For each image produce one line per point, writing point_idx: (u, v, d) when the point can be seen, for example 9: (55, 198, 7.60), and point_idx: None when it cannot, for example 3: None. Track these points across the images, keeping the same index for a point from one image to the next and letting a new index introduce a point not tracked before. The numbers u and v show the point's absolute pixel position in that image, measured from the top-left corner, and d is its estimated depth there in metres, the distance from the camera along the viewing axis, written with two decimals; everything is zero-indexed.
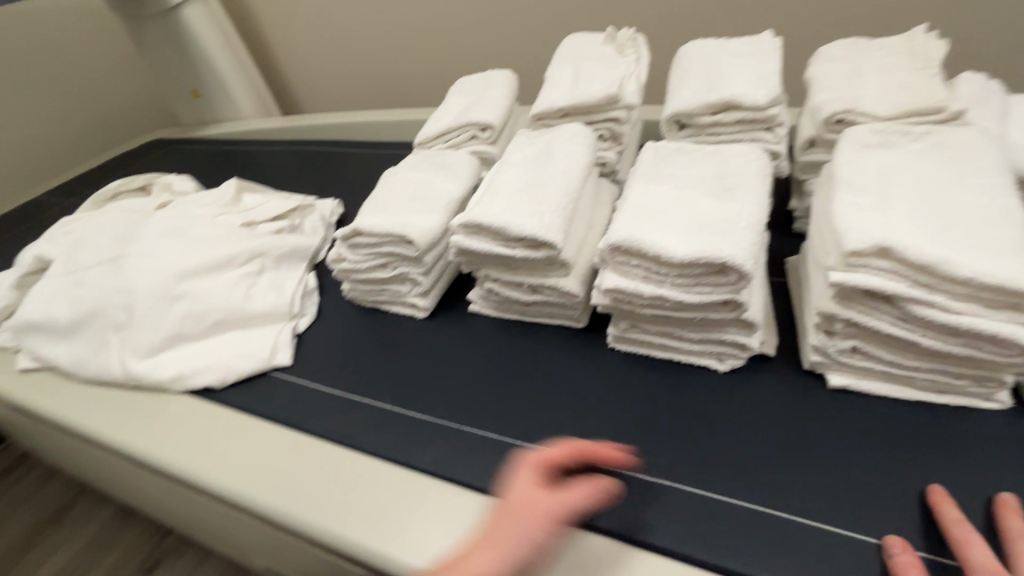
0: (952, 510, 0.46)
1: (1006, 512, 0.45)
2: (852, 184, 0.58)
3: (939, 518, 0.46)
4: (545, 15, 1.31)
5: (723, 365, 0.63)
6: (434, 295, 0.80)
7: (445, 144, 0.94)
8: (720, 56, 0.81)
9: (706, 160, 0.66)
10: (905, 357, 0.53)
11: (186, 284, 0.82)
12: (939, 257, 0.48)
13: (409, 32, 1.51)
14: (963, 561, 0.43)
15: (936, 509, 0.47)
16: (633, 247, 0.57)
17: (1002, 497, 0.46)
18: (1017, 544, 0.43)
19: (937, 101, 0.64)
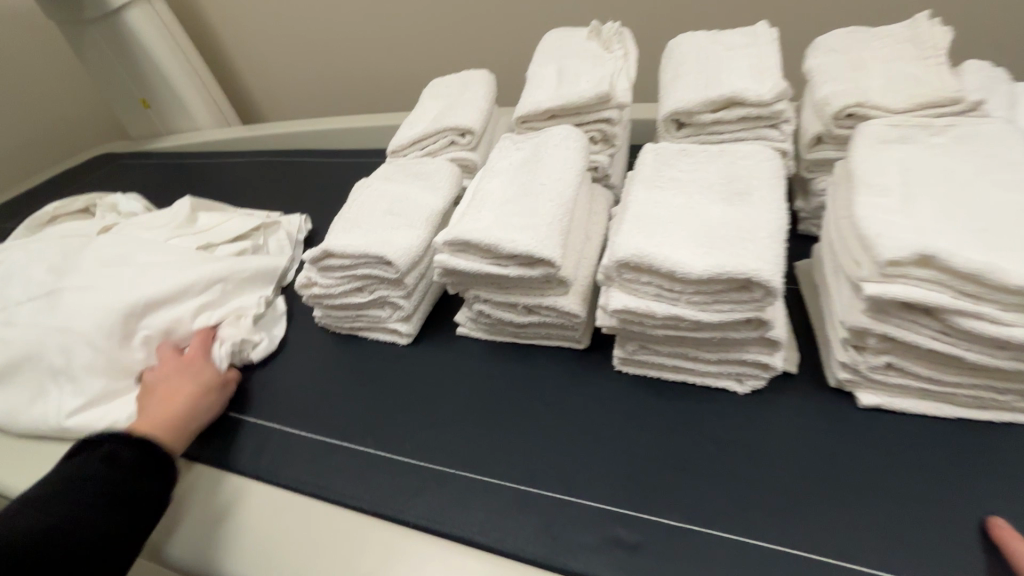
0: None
1: None
2: (876, 184, 0.53)
3: (1009, 555, 0.41)
4: (521, 10, 1.24)
5: (743, 386, 0.57)
6: (418, 318, 0.72)
7: (421, 152, 0.87)
8: (714, 49, 0.76)
9: (711, 161, 0.60)
10: (946, 373, 0.49)
11: (133, 320, 0.72)
12: (987, 264, 0.43)
13: (376, 33, 1.42)
14: None
15: (1005, 545, 0.41)
16: (643, 263, 0.51)
17: None
18: None
19: (952, 91, 0.60)
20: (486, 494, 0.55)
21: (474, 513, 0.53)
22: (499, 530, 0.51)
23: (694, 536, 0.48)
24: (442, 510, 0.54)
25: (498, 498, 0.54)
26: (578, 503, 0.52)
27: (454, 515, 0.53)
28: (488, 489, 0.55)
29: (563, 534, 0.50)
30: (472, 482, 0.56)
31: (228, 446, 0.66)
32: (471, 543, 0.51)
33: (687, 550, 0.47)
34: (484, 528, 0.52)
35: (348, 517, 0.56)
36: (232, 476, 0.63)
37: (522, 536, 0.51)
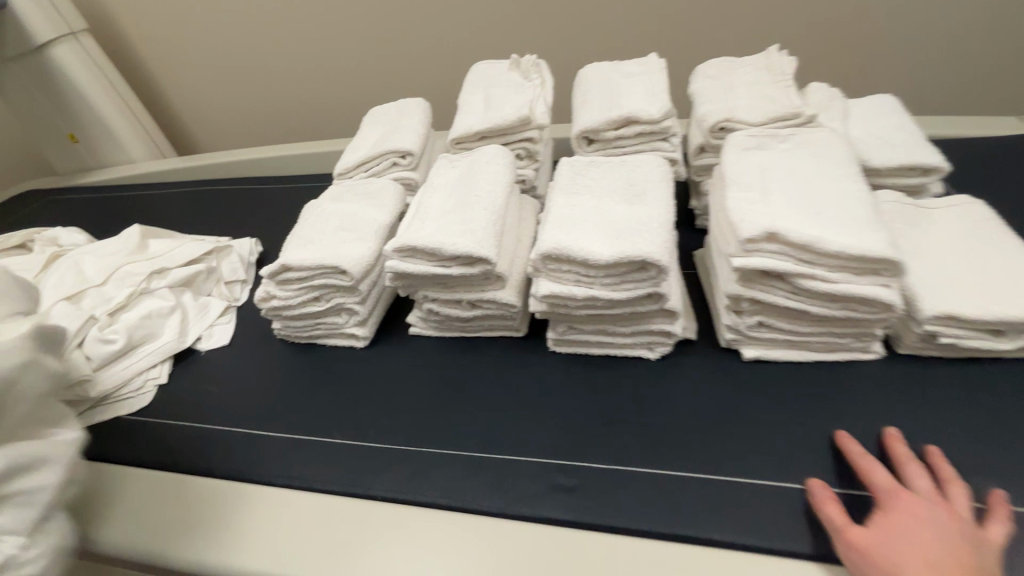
0: (856, 446, 0.54)
1: (892, 442, 0.53)
2: (740, 182, 0.67)
3: (847, 454, 0.54)
4: (451, 39, 1.35)
5: (654, 353, 0.69)
6: (373, 322, 0.79)
7: (366, 173, 0.95)
8: (616, 77, 0.89)
9: (616, 171, 0.72)
10: (800, 325, 0.62)
11: None
12: (814, 236, 0.57)
13: (312, 64, 1.49)
14: (871, 488, 0.50)
15: (844, 448, 0.54)
16: (562, 254, 0.61)
17: (887, 430, 0.55)
18: (907, 466, 0.51)
19: (795, 107, 0.76)
20: (445, 464, 0.62)
21: (435, 481, 0.61)
22: (457, 492, 0.60)
23: (619, 474, 0.58)
24: (407, 480, 0.62)
25: (455, 466, 0.62)
26: (523, 463, 0.61)
27: (418, 486, 0.61)
28: (446, 460, 0.63)
29: (513, 488, 0.59)
30: (431, 455, 0.64)
31: (199, 453, 0.71)
32: (434, 506, 0.59)
33: (614, 486, 0.57)
34: (444, 491, 0.60)
35: (320, 500, 0.62)
36: (205, 480, 0.67)
37: (477, 493, 0.59)
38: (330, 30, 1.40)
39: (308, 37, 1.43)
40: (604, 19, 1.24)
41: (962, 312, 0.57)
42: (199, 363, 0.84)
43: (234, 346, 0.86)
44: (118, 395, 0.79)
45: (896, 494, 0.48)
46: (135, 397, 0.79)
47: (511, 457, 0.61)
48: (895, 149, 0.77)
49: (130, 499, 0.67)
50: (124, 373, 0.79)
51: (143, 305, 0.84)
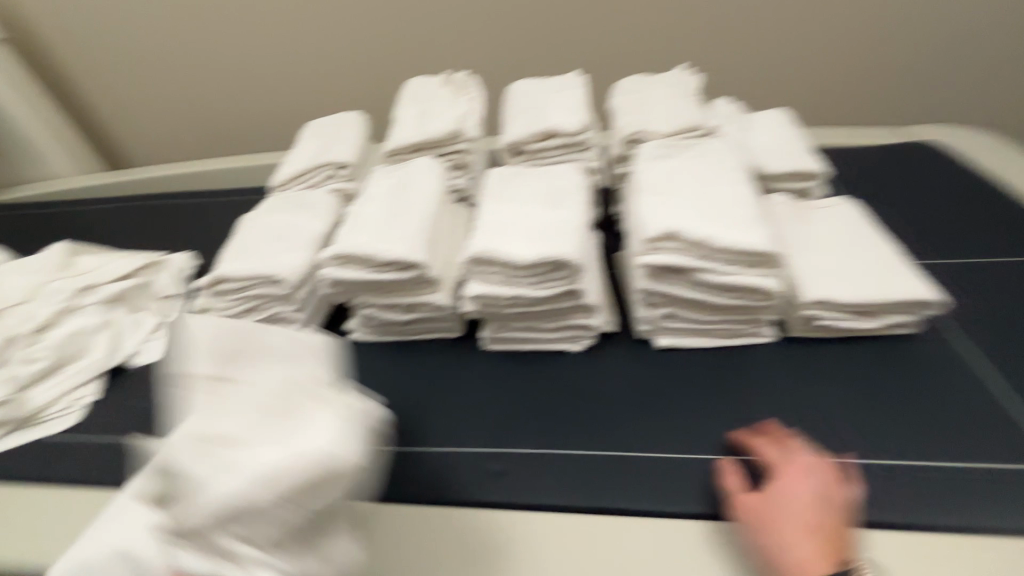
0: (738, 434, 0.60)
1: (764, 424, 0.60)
2: (648, 188, 0.74)
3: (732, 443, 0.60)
4: (390, 55, 1.40)
5: (578, 345, 0.74)
6: (312, 329, 0.81)
7: (303, 186, 0.97)
8: (541, 92, 0.96)
9: (538, 179, 0.78)
10: (701, 314, 0.70)
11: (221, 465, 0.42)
12: (706, 235, 0.64)
13: (251, 77, 1.49)
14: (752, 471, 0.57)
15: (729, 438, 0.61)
16: (488, 257, 0.67)
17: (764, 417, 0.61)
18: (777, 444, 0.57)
19: (697, 120, 0.85)
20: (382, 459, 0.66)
21: None
22: (396, 485, 0.63)
23: (544, 457, 0.63)
24: None
25: (392, 461, 0.65)
26: (458, 454, 0.65)
27: None
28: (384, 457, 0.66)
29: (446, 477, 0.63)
30: None
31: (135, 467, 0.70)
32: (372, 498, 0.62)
33: (539, 468, 0.62)
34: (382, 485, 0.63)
35: None
36: None
37: (413, 484, 0.63)
38: (269, 44, 1.42)
39: (247, 49, 1.44)
40: (535, 37, 1.33)
41: (831, 296, 0.66)
42: (133, 379, 0.83)
43: None
44: (44, 415, 0.77)
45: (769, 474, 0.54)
46: (62, 416, 0.78)
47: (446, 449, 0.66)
48: (784, 158, 0.87)
49: (72, 517, 0.66)
50: (51, 391, 0.78)
51: (70, 323, 0.83)
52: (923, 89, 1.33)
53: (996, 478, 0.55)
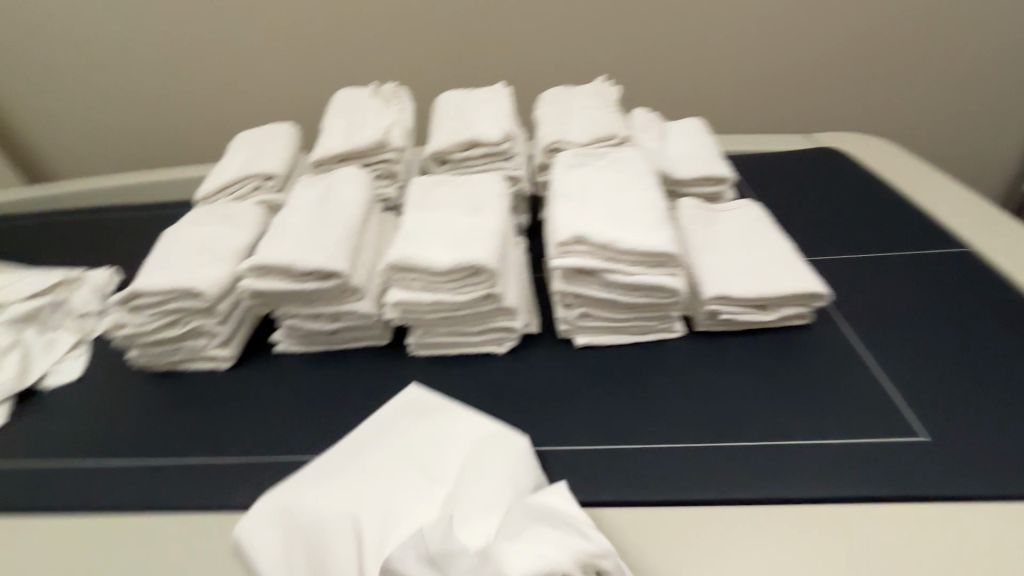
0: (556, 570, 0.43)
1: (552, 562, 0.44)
2: (563, 195, 0.77)
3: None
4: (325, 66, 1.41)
5: (502, 347, 0.76)
6: (236, 342, 0.80)
7: (228, 197, 0.95)
8: (467, 103, 0.98)
9: (461, 188, 0.81)
10: (615, 313, 0.73)
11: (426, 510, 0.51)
12: (611, 238, 0.68)
13: (180, 88, 1.45)
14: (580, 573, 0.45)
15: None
16: (406, 264, 0.69)
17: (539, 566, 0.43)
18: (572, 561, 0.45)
19: (613, 130, 0.89)
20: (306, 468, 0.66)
21: None
22: None
23: None
24: (265, 490, 0.64)
25: None
26: None
27: None
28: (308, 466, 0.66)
29: None
30: (292, 462, 0.67)
31: (43, 492, 0.68)
32: None
33: None
34: None
35: (179, 521, 0.62)
36: (49, 518, 0.65)
37: None
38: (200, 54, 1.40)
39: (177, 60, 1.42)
40: (469, 48, 1.37)
41: (730, 292, 0.71)
42: (43, 401, 0.80)
43: (87, 381, 0.82)
44: None
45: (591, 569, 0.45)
46: None
47: None
48: (695, 164, 0.93)
49: None
50: None
51: None
52: (829, 100, 1.44)
53: (882, 449, 0.60)
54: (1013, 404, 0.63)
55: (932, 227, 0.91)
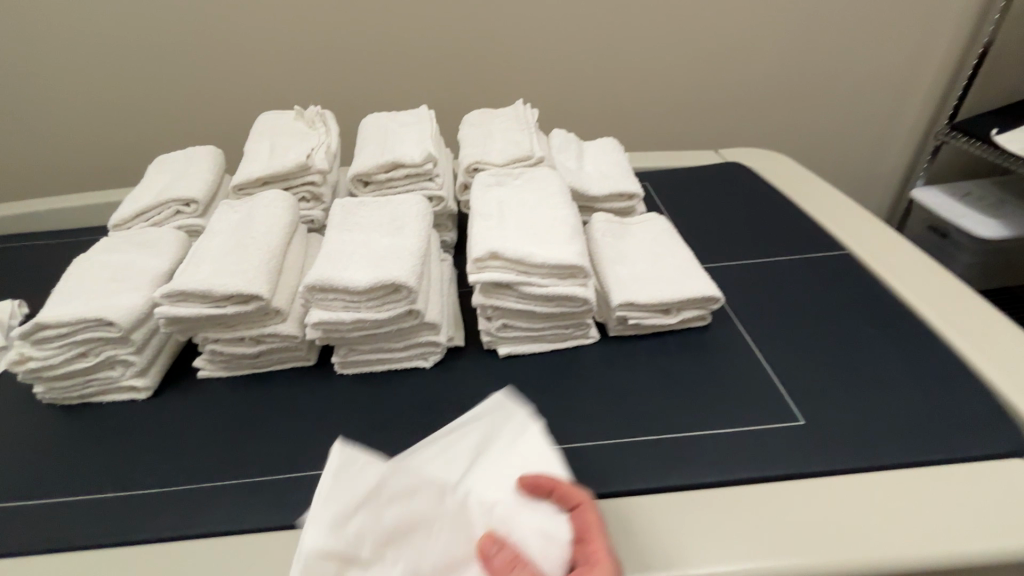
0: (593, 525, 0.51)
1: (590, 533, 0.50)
2: (482, 214, 0.82)
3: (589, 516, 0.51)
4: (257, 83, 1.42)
5: (428, 361, 0.79)
6: (155, 371, 0.79)
7: (145, 223, 0.93)
8: (391, 125, 1.02)
9: (384, 208, 0.83)
10: (533, 322, 0.78)
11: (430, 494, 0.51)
12: (524, 252, 0.73)
13: (100, 110, 1.42)
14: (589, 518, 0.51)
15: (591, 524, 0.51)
16: (326, 284, 0.70)
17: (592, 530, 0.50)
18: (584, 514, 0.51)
19: (530, 150, 0.95)
20: (228, 492, 0.66)
21: (216, 512, 0.64)
22: (240, 516, 0.63)
23: None
24: (185, 518, 0.63)
25: (238, 493, 0.65)
26: (307, 476, 0.67)
27: (200, 519, 0.63)
28: (231, 489, 0.66)
29: (293, 501, 0.64)
30: (214, 489, 0.66)
31: None
32: (214, 534, 0.62)
33: None
34: (225, 519, 0.63)
35: (92, 556, 0.61)
36: None
37: (258, 512, 0.63)
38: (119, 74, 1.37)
39: (94, 80, 1.38)
40: (398, 72, 1.43)
41: (636, 299, 0.78)
42: None
43: None
44: None
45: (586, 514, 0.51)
46: None
47: (295, 475, 0.67)
48: (608, 180, 1.00)
49: None
50: None
51: None
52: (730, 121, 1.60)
53: (770, 433, 0.66)
54: (879, 385, 0.71)
55: (817, 233, 1.03)
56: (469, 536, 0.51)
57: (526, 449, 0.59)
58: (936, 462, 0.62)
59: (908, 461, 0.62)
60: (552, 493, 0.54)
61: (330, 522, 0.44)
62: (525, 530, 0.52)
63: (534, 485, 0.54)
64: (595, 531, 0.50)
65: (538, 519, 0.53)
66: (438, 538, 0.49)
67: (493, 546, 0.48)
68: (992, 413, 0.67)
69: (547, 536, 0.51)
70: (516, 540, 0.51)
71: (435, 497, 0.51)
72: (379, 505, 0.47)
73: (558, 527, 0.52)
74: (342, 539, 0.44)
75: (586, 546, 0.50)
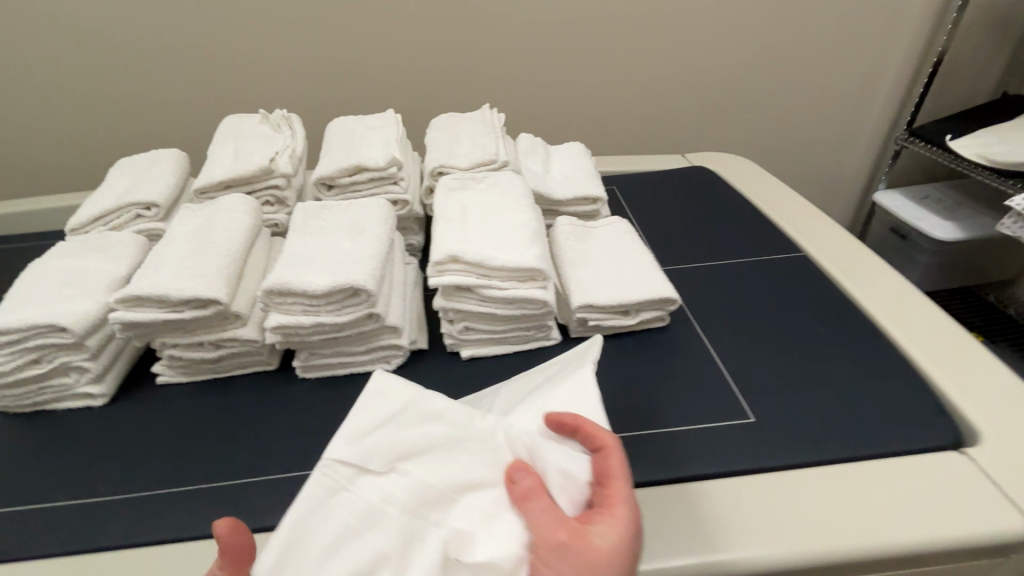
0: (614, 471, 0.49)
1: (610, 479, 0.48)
2: (444, 217, 0.82)
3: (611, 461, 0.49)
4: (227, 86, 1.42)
5: (391, 364, 0.79)
6: (112, 377, 0.78)
7: (104, 227, 0.92)
8: (357, 129, 1.02)
9: (346, 212, 0.83)
10: (494, 325, 0.79)
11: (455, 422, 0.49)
12: (483, 256, 0.74)
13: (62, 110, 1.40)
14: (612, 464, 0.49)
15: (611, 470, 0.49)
16: (285, 288, 0.70)
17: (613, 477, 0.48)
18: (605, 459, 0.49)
19: (494, 155, 0.96)
20: (185, 498, 0.65)
21: (171, 518, 0.63)
22: (195, 521, 0.63)
23: None
24: (139, 525, 0.63)
25: (194, 499, 0.65)
26: (266, 480, 0.66)
27: (154, 525, 0.62)
28: (185, 495, 0.66)
29: (250, 505, 0.64)
30: (170, 495, 0.66)
31: None
32: (168, 541, 0.61)
33: None
34: (180, 525, 0.62)
35: (41, 566, 0.60)
36: None
37: (214, 518, 0.63)
38: (85, 75, 1.35)
39: (56, 80, 1.35)
40: (369, 74, 1.44)
41: (595, 301, 0.79)
42: None
43: None
44: None
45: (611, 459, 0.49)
46: None
47: (253, 479, 0.67)
48: (572, 184, 1.02)
49: None
50: None
51: None
52: (697, 125, 1.64)
53: (723, 429, 0.68)
54: (826, 382, 0.74)
55: (776, 235, 1.06)
56: (495, 460, 0.48)
57: (573, 389, 0.55)
58: (878, 455, 0.64)
59: (851, 455, 0.64)
60: (577, 433, 0.51)
61: (353, 433, 0.49)
62: (549, 465, 0.47)
63: (560, 422, 0.51)
64: (616, 476, 0.48)
65: (561, 453, 0.49)
66: (458, 460, 0.48)
67: (516, 472, 0.46)
68: (931, 407, 0.70)
69: (568, 472, 0.48)
70: (540, 470, 0.47)
71: (461, 419, 0.49)
72: (402, 424, 0.49)
73: (580, 465, 0.49)
74: (359, 450, 0.47)
75: (603, 489, 0.48)
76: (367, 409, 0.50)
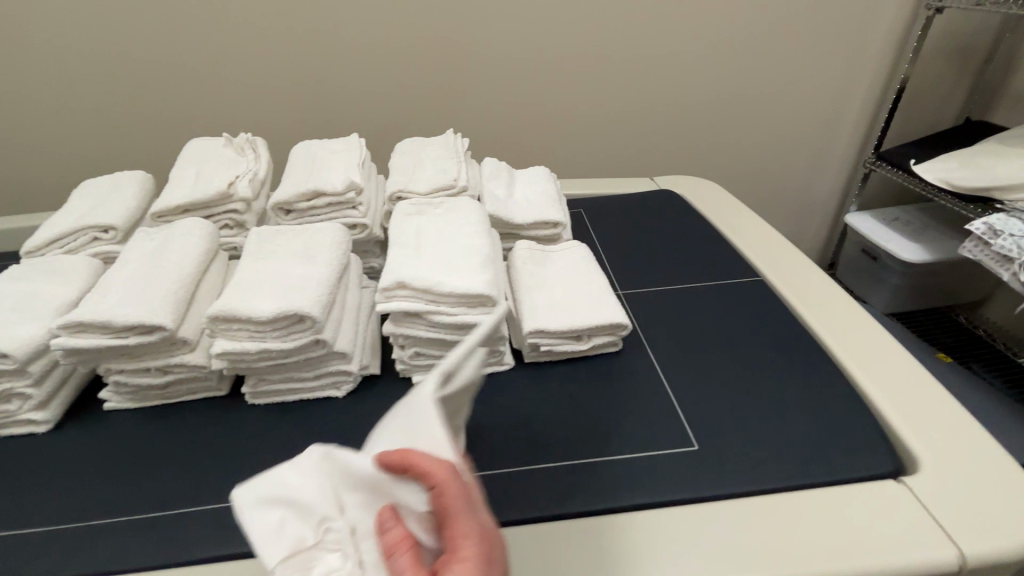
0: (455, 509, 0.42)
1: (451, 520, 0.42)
2: (398, 242, 0.83)
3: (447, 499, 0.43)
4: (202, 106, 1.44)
5: (341, 390, 0.79)
6: (56, 404, 0.77)
7: (60, 250, 0.92)
8: (320, 153, 1.03)
9: (299, 236, 0.84)
10: (445, 351, 0.78)
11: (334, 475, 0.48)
12: (432, 282, 0.74)
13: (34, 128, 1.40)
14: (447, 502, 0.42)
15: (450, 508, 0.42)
16: (229, 314, 0.70)
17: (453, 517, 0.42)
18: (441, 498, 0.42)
19: (453, 179, 0.97)
20: (121, 529, 0.64)
21: (104, 551, 0.62)
22: (128, 554, 0.61)
23: None
24: (70, 557, 0.61)
25: (130, 530, 0.64)
26: (205, 511, 0.66)
27: (86, 558, 0.61)
28: (120, 529, 0.64)
29: (186, 536, 0.63)
30: (106, 526, 0.65)
31: None
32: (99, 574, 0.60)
33: None
34: (113, 558, 0.61)
35: None
36: None
37: (148, 550, 0.62)
38: (59, 95, 1.36)
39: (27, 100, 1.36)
40: (342, 97, 1.46)
41: (547, 326, 0.80)
42: None
43: None
44: None
45: (444, 496, 0.42)
46: None
47: (191, 510, 0.66)
48: (533, 208, 1.02)
49: None
50: None
51: None
52: (666, 147, 1.68)
53: (668, 457, 0.68)
54: (773, 409, 0.74)
55: (734, 259, 1.07)
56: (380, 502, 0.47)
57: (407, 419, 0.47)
58: (818, 483, 0.65)
59: (791, 483, 0.64)
60: (406, 471, 0.44)
61: (264, 537, 0.47)
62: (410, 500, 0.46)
63: (387, 464, 0.44)
64: (455, 513, 0.42)
65: (409, 494, 0.45)
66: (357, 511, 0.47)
67: (381, 525, 0.45)
68: (873, 434, 0.70)
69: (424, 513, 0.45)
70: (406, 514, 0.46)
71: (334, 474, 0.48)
72: (299, 501, 0.49)
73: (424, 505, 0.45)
74: (280, 546, 0.47)
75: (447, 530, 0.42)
76: (259, 516, 0.48)
